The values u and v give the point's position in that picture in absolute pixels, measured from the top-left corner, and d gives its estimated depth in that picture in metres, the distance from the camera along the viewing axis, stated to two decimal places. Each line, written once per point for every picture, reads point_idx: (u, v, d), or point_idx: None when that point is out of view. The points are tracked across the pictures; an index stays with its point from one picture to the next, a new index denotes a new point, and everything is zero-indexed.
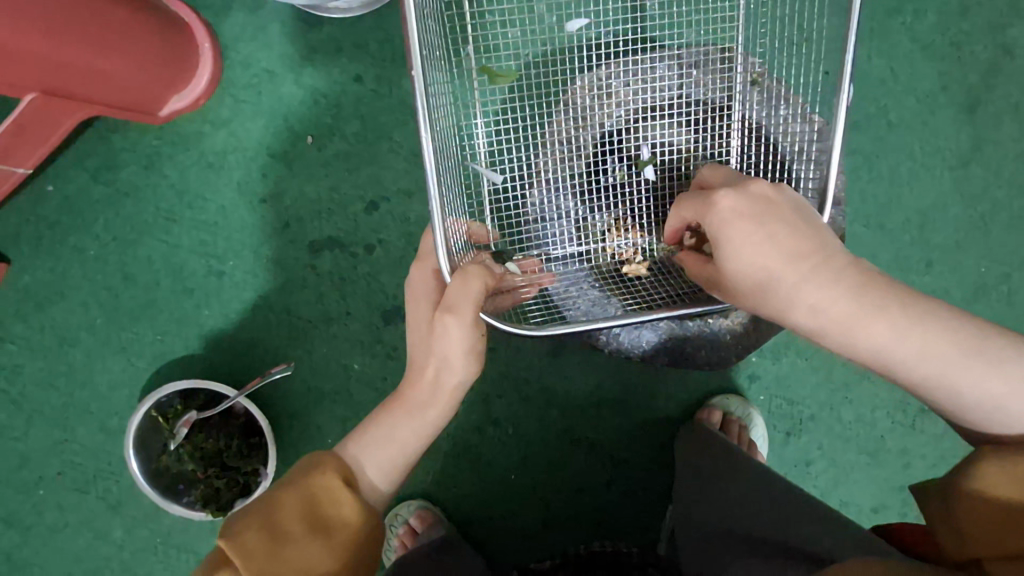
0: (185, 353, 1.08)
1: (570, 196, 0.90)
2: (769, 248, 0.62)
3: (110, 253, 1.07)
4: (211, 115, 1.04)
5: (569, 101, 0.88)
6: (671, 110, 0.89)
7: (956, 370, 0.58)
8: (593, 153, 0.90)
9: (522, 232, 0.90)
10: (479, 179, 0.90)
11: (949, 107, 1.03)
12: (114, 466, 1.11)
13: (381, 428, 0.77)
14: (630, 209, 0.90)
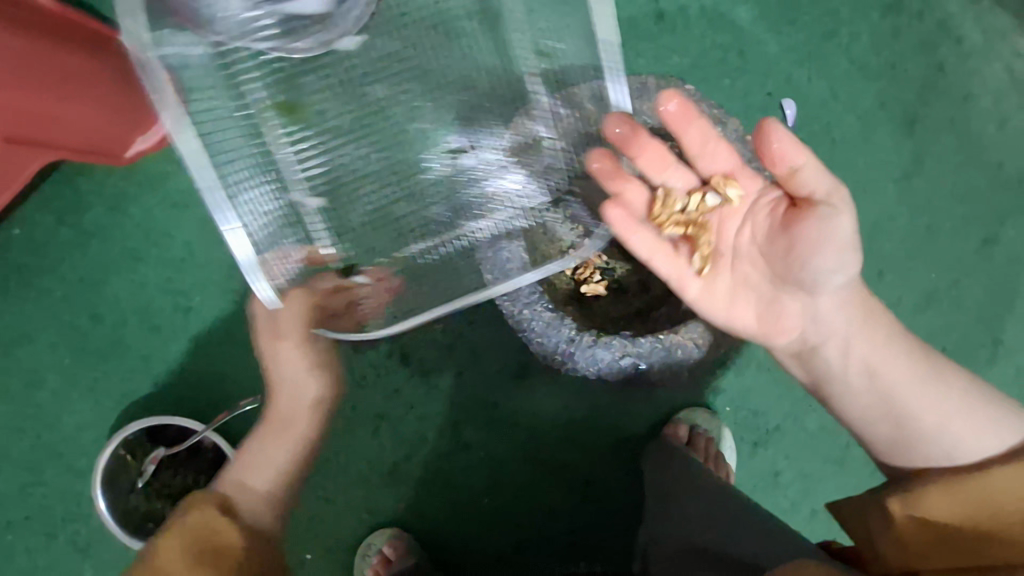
0: (154, 389, 1.08)
1: (432, 199, 0.92)
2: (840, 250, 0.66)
3: (77, 293, 1.08)
4: (175, 155, 1.07)
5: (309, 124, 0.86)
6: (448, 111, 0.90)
7: (933, 391, 0.69)
8: (450, 151, 0.91)
9: (402, 247, 0.94)
10: (326, 211, 0.88)
11: (889, 122, 1.08)
12: (83, 508, 1.10)
13: (260, 452, 0.86)
14: (496, 201, 0.92)
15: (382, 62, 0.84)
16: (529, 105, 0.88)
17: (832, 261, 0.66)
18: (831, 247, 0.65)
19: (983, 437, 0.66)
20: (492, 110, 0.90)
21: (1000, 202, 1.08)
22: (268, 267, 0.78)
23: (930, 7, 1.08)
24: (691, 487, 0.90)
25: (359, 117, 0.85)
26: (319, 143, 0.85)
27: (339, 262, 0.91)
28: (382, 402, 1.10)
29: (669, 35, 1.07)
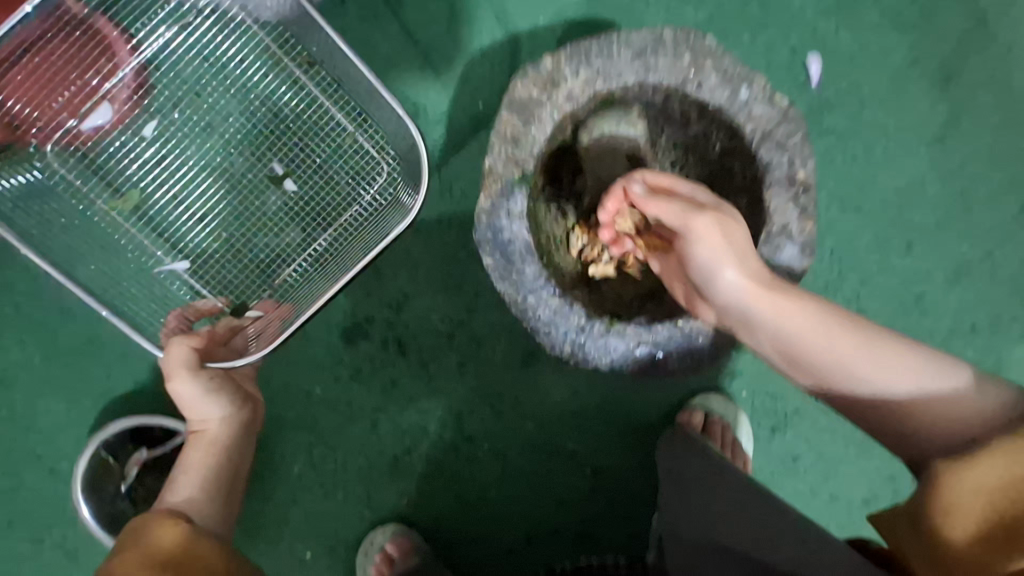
0: (134, 388, 1.01)
1: (284, 234, 0.97)
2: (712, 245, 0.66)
3: (44, 287, 1.00)
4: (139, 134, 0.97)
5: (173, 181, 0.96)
6: (250, 142, 0.97)
7: (874, 360, 0.60)
8: (236, 182, 0.97)
9: (274, 283, 0.97)
10: (198, 270, 0.97)
11: (923, 79, 0.99)
12: (67, 512, 1.05)
13: (184, 464, 0.84)
14: (311, 214, 0.98)
15: (224, 145, 0.97)
16: (356, 157, 0.96)
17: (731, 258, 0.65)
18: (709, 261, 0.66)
19: (938, 377, 0.59)
20: (236, 137, 0.97)
21: None
22: (125, 314, 0.88)
23: None
24: (705, 478, 0.85)
25: (223, 182, 0.97)
26: (191, 191, 0.97)
27: (227, 305, 0.94)
28: (379, 395, 1.03)
29: None
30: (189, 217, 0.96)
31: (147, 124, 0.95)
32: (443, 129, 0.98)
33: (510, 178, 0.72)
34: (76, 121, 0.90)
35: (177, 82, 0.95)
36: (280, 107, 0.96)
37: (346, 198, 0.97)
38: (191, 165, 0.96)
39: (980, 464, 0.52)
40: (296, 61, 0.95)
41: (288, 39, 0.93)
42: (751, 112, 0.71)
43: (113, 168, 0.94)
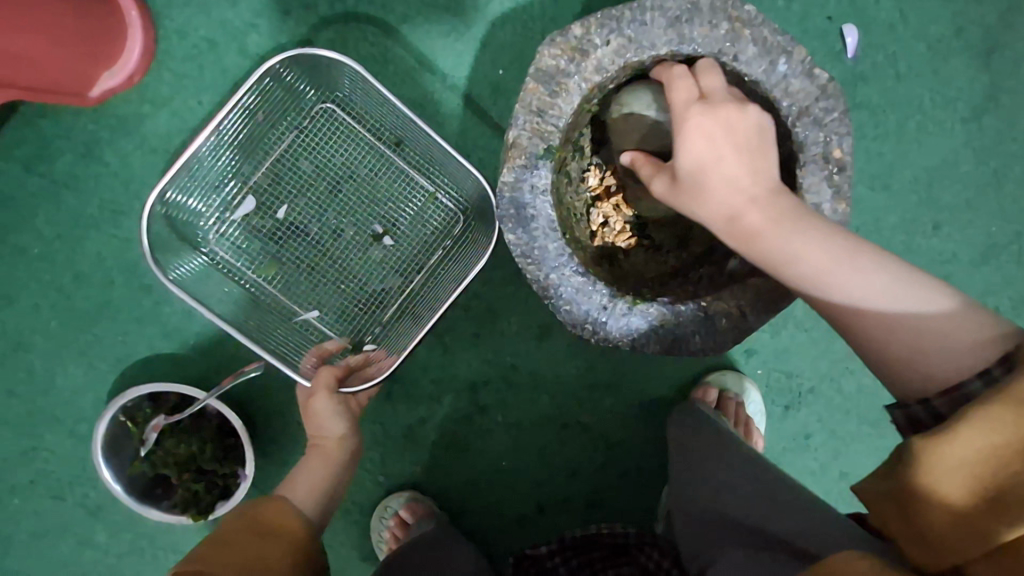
0: (150, 354, 1.01)
1: (384, 278, 0.96)
2: (714, 131, 0.64)
3: (57, 250, 0.99)
4: (148, 94, 0.94)
5: (277, 245, 0.94)
6: (341, 193, 0.94)
7: (866, 275, 0.57)
8: (330, 236, 0.95)
9: (385, 315, 0.96)
10: (325, 315, 0.95)
11: (963, 52, 0.94)
12: (89, 472, 1.07)
13: (302, 473, 0.83)
14: (405, 259, 0.96)
15: (329, 214, 0.94)
16: (438, 213, 0.95)
17: (740, 160, 0.63)
18: (707, 145, 0.64)
19: (926, 295, 0.56)
20: (322, 192, 0.94)
21: None
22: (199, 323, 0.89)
23: None
24: (716, 456, 0.84)
25: (332, 248, 0.95)
26: (291, 247, 0.94)
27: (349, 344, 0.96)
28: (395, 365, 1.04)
29: None
30: (296, 273, 0.95)
31: (276, 206, 0.94)
32: (461, 95, 0.94)
33: (535, 150, 0.69)
34: (231, 209, 0.93)
35: (290, 162, 0.93)
36: (361, 156, 0.94)
37: (436, 243, 0.96)
38: (286, 224, 0.94)
39: (968, 433, 0.44)
40: (385, 143, 0.94)
41: (376, 124, 0.93)
42: (788, 86, 0.68)
43: (242, 247, 0.94)
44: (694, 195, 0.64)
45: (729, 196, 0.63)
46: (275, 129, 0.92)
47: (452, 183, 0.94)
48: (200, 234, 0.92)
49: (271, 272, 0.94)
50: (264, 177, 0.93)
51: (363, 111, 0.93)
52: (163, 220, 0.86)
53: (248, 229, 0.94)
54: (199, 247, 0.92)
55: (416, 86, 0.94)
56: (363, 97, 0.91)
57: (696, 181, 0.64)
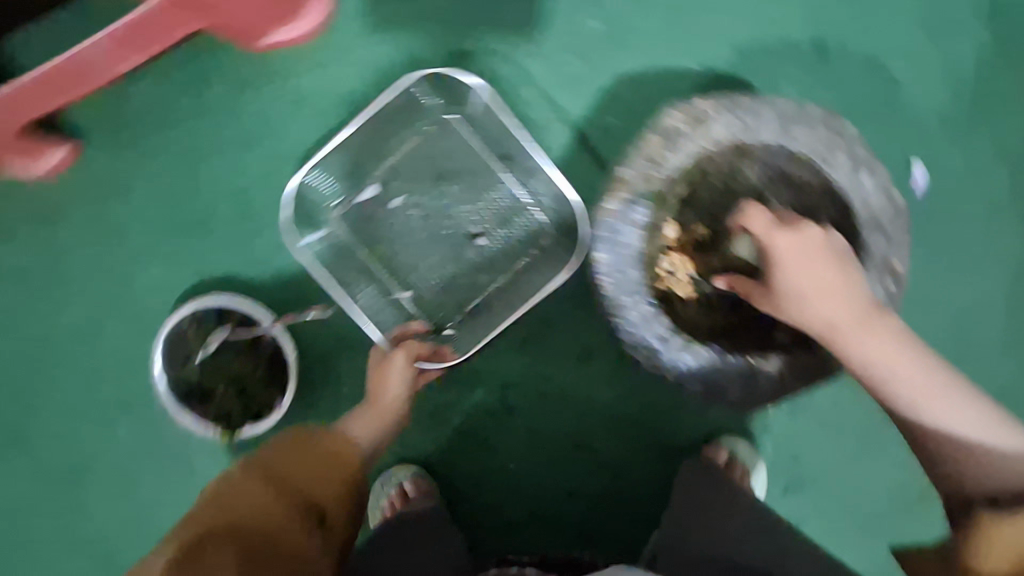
0: (231, 275, 1.10)
1: (471, 273, 1.06)
2: (805, 255, 0.73)
3: (181, 162, 1.09)
4: (306, 54, 1.07)
5: (387, 228, 1.06)
6: (451, 192, 1.05)
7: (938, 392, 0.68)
8: (433, 228, 1.06)
9: (466, 306, 1.06)
10: (416, 297, 1.06)
11: (1016, 214, 1.05)
12: (137, 367, 1.15)
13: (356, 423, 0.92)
14: (493, 259, 1.06)
15: (436, 212, 1.06)
16: (530, 224, 1.05)
17: (823, 286, 0.72)
18: (802, 264, 0.73)
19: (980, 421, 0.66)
20: (434, 187, 1.06)
21: None
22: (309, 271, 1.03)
23: None
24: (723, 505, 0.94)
25: (434, 242, 1.06)
26: (397, 231, 1.06)
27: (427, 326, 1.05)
28: None
29: (822, 67, 1.04)
30: (397, 255, 1.06)
31: (392, 197, 1.06)
32: (571, 128, 1.04)
33: (640, 192, 0.81)
34: (352, 194, 1.05)
35: (413, 161, 1.05)
36: (472, 164, 1.05)
37: (523, 249, 1.05)
38: (397, 211, 1.06)
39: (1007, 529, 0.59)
40: (496, 159, 1.05)
41: (490, 141, 1.04)
42: (866, 200, 0.80)
43: (355, 222, 1.05)
44: (786, 306, 0.75)
45: (822, 311, 0.72)
46: (399, 133, 1.04)
47: (548, 200, 1.04)
48: (322, 213, 1.05)
49: (379, 254, 1.06)
50: (387, 167, 1.05)
51: (482, 127, 1.04)
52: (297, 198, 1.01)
53: (361, 209, 1.05)
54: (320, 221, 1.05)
55: (535, 110, 1.04)
56: (485, 117, 1.02)
57: (789, 300, 0.74)
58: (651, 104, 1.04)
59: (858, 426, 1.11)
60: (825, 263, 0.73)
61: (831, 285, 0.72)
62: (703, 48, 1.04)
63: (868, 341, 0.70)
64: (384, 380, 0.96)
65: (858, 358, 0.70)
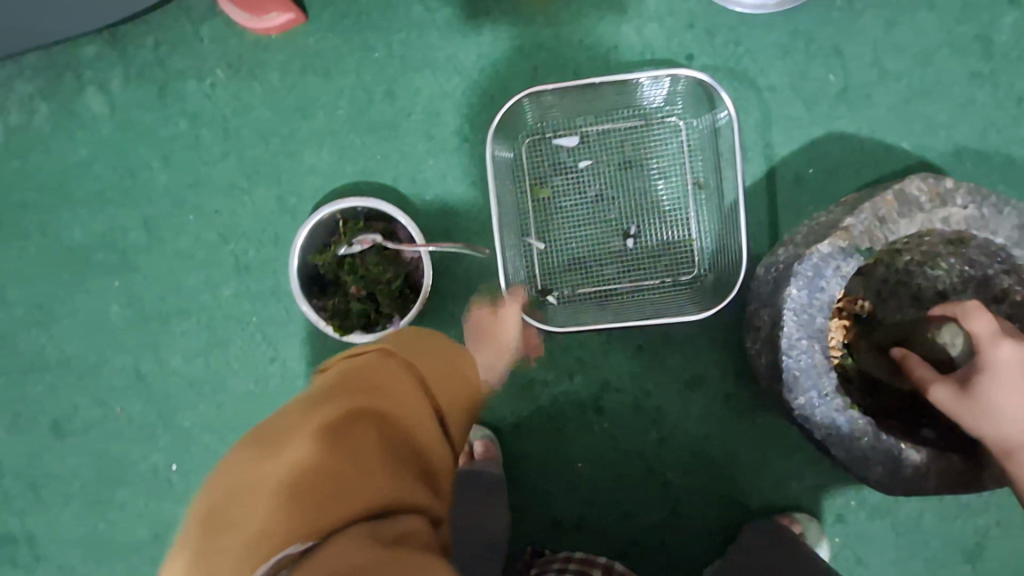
0: (392, 184, 1.11)
1: (608, 265, 1.07)
2: (1020, 373, 0.71)
3: (388, 63, 1.11)
4: (545, 9, 1.09)
5: (562, 187, 1.06)
6: (635, 185, 1.05)
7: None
8: (601, 208, 1.06)
9: (586, 290, 1.08)
10: (546, 254, 1.08)
11: None
12: (267, 237, 1.15)
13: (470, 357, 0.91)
14: (635, 264, 1.07)
15: (610, 194, 1.06)
16: (684, 253, 1.05)
17: (1020, 411, 0.71)
18: (1011, 380, 0.71)
19: None
20: (622, 172, 1.05)
21: None
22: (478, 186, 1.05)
23: None
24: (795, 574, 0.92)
25: (592, 217, 1.06)
26: (569, 195, 1.06)
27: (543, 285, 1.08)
28: None
29: None
30: (555, 214, 1.07)
31: (583, 157, 1.06)
32: (769, 165, 1.04)
33: (857, 245, 0.78)
34: (552, 134, 1.06)
35: (616, 140, 1.05)
36: (669, 167, 1.04)
37: (665, 272, 1.06)
38: (580, 178, 1.06)
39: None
40: (692, 181, 1.04)
41: (699, 164, 1.04)
42: None
43: (537, 168, 1.07)
44: (976, 414, 0.73)
45: (1009, 429, 0.71)
46: (629, 109, 1.05)
47: (713, 241, 1.04)
48: (518, 134, 1.07)
49: (542, 196, 1.07)
50: (591, 135, 1.06)
51: (700, 148, 1.04)
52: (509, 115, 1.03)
53: (550, 160, 1.06)
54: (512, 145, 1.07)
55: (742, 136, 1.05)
56: (711, 142, 1.02)
57: (981, 410, 0.73)
58: (855, 170, 1.04)
59: (934, 555, 1.08)
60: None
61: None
62: (922, 134, 1.04)
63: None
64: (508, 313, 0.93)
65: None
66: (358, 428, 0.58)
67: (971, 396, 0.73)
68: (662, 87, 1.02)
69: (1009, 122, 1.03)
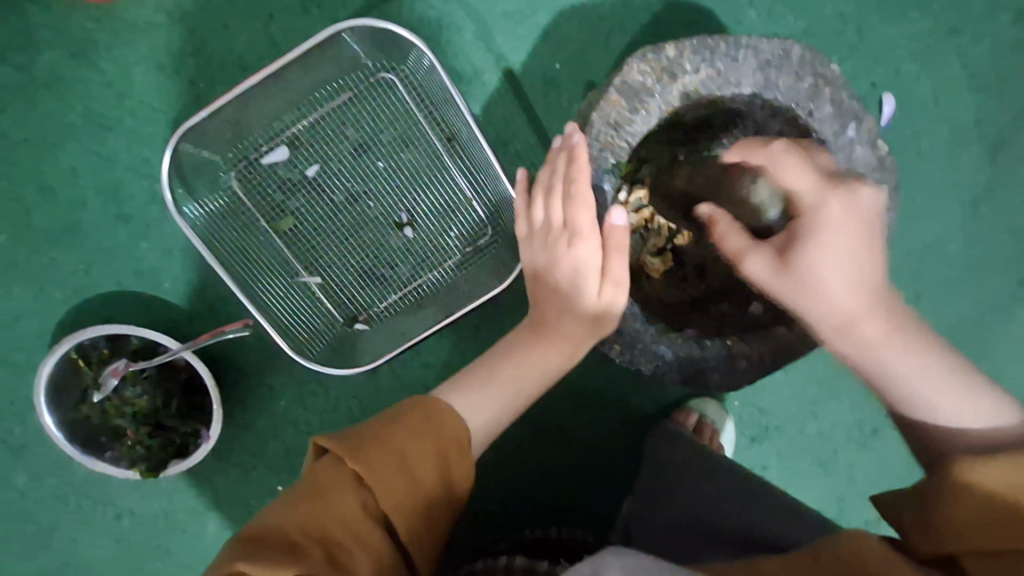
0: (115, 289, 0.90)
1: (396, 266, 0.92)
2: (800, 178, 0.61)
3: (22, 155, 0.87)
4: (167, 3, 0.84)
5: (304, 206, 0.89)
6: (379, 170, 0.89)
7: (950, 383, 0.58)
8: (358, 210, 0.89)
9: (389, 302, 0.93)
10: (328, 285, 0.91)
11: (978, 142, 1.00)
12: (18, 407, 0.95)
13: (504, 360, 0.72)
14: (424, 252, 0.91)
15: (358, 190, 0.89)
16: (468, 220, 0.91)
17: (846, 273, 0.59)
18: (841, 234, 0.59)
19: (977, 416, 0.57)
20: (359, 162, 0.88)
21: None
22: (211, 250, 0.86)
23: None
24: (695, 470, 0.89)
25: (353, 223, 0.90)
26: (313, 211, 0.89)
27: (341, 318, 0.92)
28: None
29: None
30: (311, 238, 0.90)
31: (307, 163, 0.88)
32: (510, 79, 0.89)
33: (603, 164, 0.69)
34: (258, 154, 0.87)
35: (332, 128, 0.87)
36: (406, 135, 0.88)
37: (458, 247, 0.92)
38: (317, 186, 0.88)
39: (1000, 463, 0.50)
40: (439, 138, 0.88)
41: (435, 115, 0.87)
42: (851, 152, 0.68)
43: (263, 197, 0.88)
44: (797, 281, 0.61)
45: (843, 299, 0.60)
46: (325, 87, 0.86)
47: (491, 195, 0.89)
48: (220, 174, 0.87)
49: (288, 227, 0.89)
50: (306, 135, 0.87)
51: (425, 95, 0.87)
52: (190, 159, 0.84)
53: (273, 183, 0.88)
54: (220, 188, 0.87)
55: (467, 59, 0.89)
56: (432, 85, 0.85)
57: (799, 280, 0.61)
58: (601, 43, 0.89)
59: (823, 373, 1.10)
60: (860, 241, 0.59)
61: (860, 270, 0.59)
62: None
63: (894, 345, 0.59)
64: (555, 286, 0.71)
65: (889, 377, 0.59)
66: (350, 504, 0.56)
67: (790, 266, 0.61)
68: (340, 47, 0.82)
69: None
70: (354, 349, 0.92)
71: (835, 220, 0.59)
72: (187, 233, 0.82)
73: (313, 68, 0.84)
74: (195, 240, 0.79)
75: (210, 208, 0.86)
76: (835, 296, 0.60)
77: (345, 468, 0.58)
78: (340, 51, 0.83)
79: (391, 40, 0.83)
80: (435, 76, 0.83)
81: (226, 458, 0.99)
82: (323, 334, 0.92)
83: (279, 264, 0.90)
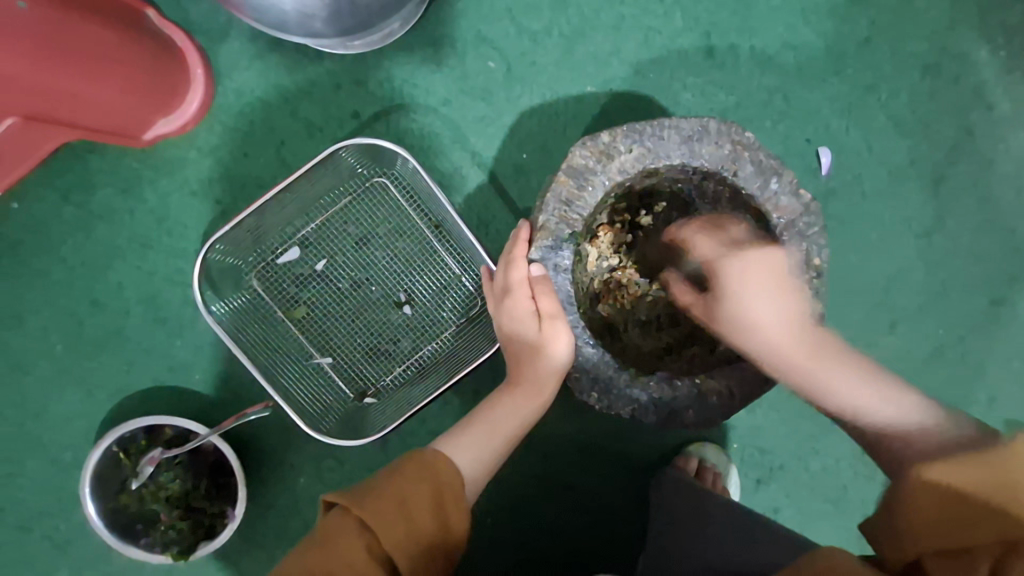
0: (154, 384, 1.02)
1: (398, 341, 1.02)
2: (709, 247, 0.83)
3: (77, 277, 1.02)
4: (198, 142, 1.02)
5: (314, 296, 1.01)
6: (378, 258, 1.02)
7: (885, 401, 0.72)
8: (361, 295, 1.01)
9: (394, 375, 1.02)
10: (337, 364, 1.01)
11: (917, 180, 1.09)
12: (64, 503, 1.03)
13: (483, 414, 0.83)
14: (423, 326, 1.02)
15: (362, 278, 1.01)
16: (460, 293, 1.02)
17: (765, 307, 0.78)
18: (759, 298, 0.79)
19: (904, 410, 0.70)
20: (360, 254, 1.01)
21: (1016, 266, 1.09)
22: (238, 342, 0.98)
23: (967, 71, 1.09)
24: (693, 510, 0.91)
25: (358, 307, 1.01)
26: (322, 299, 1.01)
27: (351, 393, 1.02)
28: None
29: (717, 71, 1.07)
30: (321, 323, 1.01)
31: (316, 258, 1.01)
32: (486, 171, 1.04)
33: (561, 234, 0.80)
34: (274, 255, 1.01)
35: (335, 227, 1.01)
36: (399, 226, 1.02)
37: (452, 319, 1.02)
38: (324, 277, 1.01)
39: (954, 468, 0.55)
40: (428, 226, 1.01)
41: (423, 207, 1.01)
42: (777, 203, 0.79)
43: (278, 292, 1.01)
44: (727, 322, 0.82)
45: (767, 329, 0.78)
46: (329, 194, 1.01)
47: (478, 270, 1.01)
48: (242, 278, 1.01)
49: (301, 315, 1.01)
50: (313, 236, 1.01)
51: (413, 192, 1.01)
52: (218, 266, 0.99)
53: (287, 279, 1.01)
54: (242, 289, 1.01)
55: (447, 159, 1.04)
56: (417, 183, 1.00)
57: (734, 326, 0.81)
58: (560, 134, 1.04)
59: (817, 410, 1.12)
60: (777, 298, 0.78)
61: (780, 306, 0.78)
62: (598, 72, 1.05)
63: (820, 365, 0.77)
64: (516, 342, 0.85)
65: (836, 394, 0.75)
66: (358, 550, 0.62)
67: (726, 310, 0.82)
68: (339, 161, 0.99)
69: (662, 20, 1.05)
70: (365, 421, 1.01)
71: (773, 286, 0.78)
72: (215, 329, 0.95)
73: (318, 182, 0.99)
74: (220, 334, 0.92)
75: (234, 306, 1.00)
76: (771, 327, 0.78)
77: (353, 517, 0.65)
78: (340, 165, 0.99)
79: (381, 152, 1.00)
80: (419, 176, 0.98)
81: (251, 538, 1.04)
82: (338, 408, 1.01)
83: (295, 350, 1.01)
